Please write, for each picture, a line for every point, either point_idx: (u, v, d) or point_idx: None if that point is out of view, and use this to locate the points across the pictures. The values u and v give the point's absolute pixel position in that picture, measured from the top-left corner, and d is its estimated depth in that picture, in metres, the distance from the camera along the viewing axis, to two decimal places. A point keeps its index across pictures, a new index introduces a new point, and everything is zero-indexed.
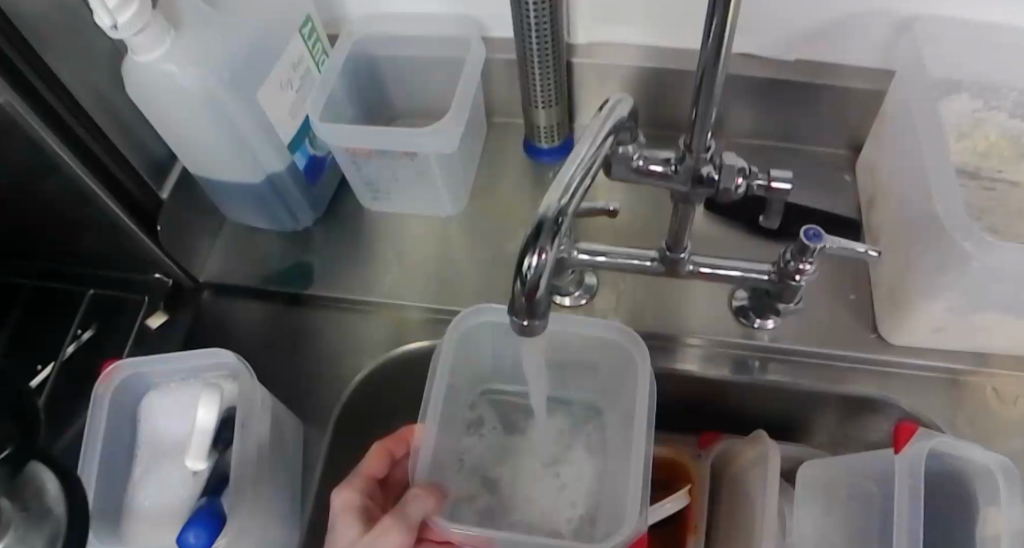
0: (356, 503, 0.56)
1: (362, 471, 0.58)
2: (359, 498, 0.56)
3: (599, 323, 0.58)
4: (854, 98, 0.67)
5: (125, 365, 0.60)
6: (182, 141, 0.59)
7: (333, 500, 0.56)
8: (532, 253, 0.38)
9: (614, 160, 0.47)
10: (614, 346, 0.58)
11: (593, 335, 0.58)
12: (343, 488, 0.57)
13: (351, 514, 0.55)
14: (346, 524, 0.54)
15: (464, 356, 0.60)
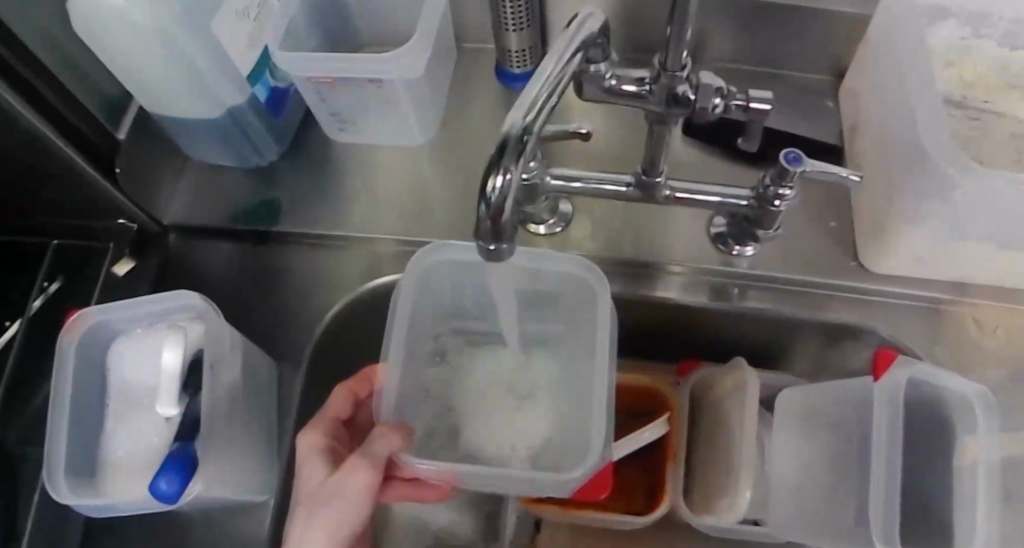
0: (322, 444, 0.54)
1: (327, 413, 0.57)
2: (324, 439, 0.55)
3: (570, 258, 0.56)
4: (838, 22, 0.65)
5: (90, 313, 0.58)
6: (126, 71, 0.55)
7: (298, 443, 0.54)
8: (497, 173, 0.35)
9: (585, 79, 0.44)
10: (578, 283, 0.57)
11: (561, 274, 0.57)
12: (307, 431, 0.55)
13: (317, 455, 0.53)
14: (313, 464, 0.52)
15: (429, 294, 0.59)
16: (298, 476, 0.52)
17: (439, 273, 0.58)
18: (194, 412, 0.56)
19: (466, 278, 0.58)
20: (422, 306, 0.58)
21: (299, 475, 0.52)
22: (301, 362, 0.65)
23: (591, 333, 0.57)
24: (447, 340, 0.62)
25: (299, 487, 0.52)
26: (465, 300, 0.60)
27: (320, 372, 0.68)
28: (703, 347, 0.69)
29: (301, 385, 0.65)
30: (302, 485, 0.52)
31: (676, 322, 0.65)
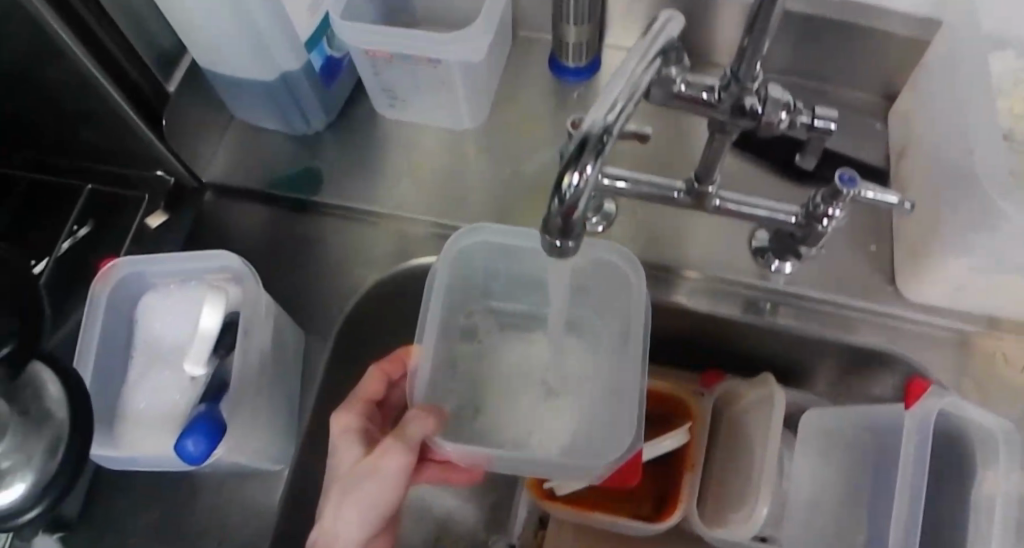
0: (355, 426, 0.54)
1: (360, 395, 0.57)
2: (358, 421, 0.55)
3: (613, 246, 0.57)
4: (897, 45, 0.64)
5: (124, 264, 0.59)
6: (191, 27, 0.55)
7: (332, 423, 0.55)
8: (573, 171, 0.37)
9: (656, 83, 0.45)
10: (614, 271, 0.58)
11: (601, 261, 0.58)
12: (341, 412, 0.55)
13: (351, 437, 0.53)
14: (347, 446, 0.53)
15: (462, 275, 0.60)
16: (332, 457, 0.53)
17: (475, 253, 0.59)
18: (222, 373, 0.56)
19: (503, 258, 0.60)
20: (457, 283, 0.59)
21: (333, 456, 0.53)
22: (329, 334, 0.65)
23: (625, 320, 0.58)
24: (478, 321, 0.62)
25: (332, 468, 0.52)
26: (499, 280, 0.61)
27: (346, 347, 0.68)
28: (728, 359, 0.69)
29: (326, 357, 0.65)
30: (336, 467, 0.52)
31: (704, 330, 0.65)
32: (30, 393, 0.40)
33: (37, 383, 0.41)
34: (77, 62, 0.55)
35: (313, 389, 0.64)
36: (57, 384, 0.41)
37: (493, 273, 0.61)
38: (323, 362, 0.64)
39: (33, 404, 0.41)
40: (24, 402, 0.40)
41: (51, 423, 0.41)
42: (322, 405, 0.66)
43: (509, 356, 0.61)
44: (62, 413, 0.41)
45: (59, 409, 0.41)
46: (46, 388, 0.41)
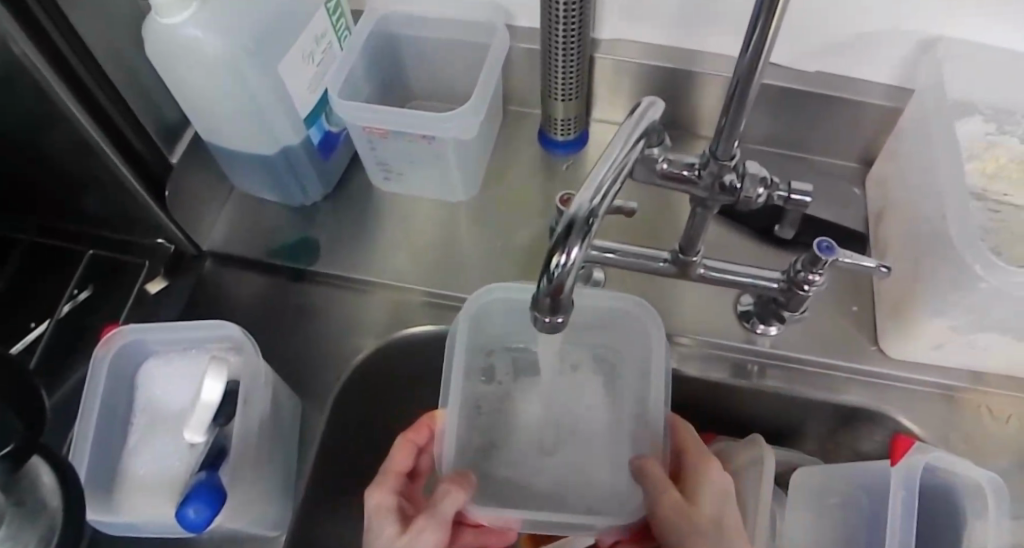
0: (390, 502, 0.54)
1: (390, 468, 0.57)
2: (392, 496, 0.55)
3: (609, 294, 0.60)
4: (870, 114, 0.68)
5: (128, 330, 0.60)
6: (196, 104, 0.58)
7: (366, 500, 0.54)
8: (561, 251, 0.38)
9: (639, 162, 0.47)
10: (628, 314, 0.61)
11: (608, 307, 0.61)
12: (375, 489, 0.55)
13: (385, 513, 0.53)
14: (381, 523, 0.53)
15: (480, 330, 0.61)
16: (368, 535, 0.53)
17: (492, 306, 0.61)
18: (221, 441, 0.57)
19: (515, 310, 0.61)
20: (474, 334, 0.61)
21: (368, 535, 0.53)
22: (326, 400, 0.65)
23: (644, 364, 0.61)
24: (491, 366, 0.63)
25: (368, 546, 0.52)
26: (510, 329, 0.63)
27: (345, 412, 0.68)
28: (722, 420, 0.70)
29: (325, 423, 0.65)
30: (371, 545, 0.52)
31: (696, 392, 0.67)
32: (26, 484, 0.40)
33: (33, 476, 0.41)
34: (81, 132, 0.56)
35: (311, 455, 0.64)
36: (52, 475, 0.41)
37: (505, 324, 0.63)
38: (320, 428, 0.65)
39: (30, 497, 0.40)
40: (20, 494, 0.40)
41: (44, 515, 0.40)
42: (321, 473, 0.66)
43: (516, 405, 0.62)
44: (55, 502, 0.41)
45: (53, 500, 0.41)
46: (41, 481, 0.41)
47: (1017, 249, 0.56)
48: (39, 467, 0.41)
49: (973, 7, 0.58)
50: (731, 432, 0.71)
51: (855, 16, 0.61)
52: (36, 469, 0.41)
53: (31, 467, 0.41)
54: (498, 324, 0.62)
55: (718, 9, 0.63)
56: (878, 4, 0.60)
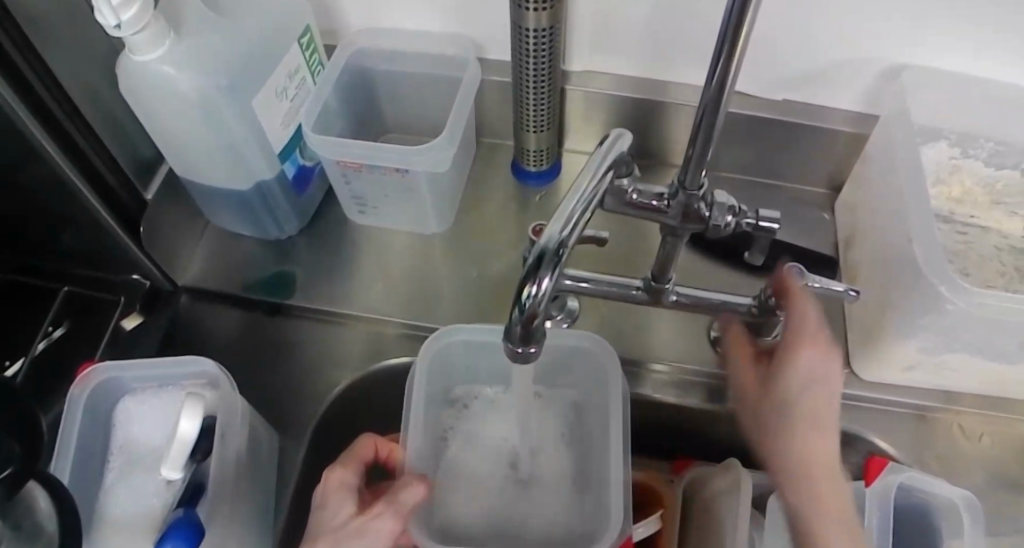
0: (350, 485, 0.52)
1: (354, 455, 0.54)
2: (353, 479, 0.53)
3: (572, 335, 0.61)
4: (837, 141, 0.69)
5: (103, 368, 0.58)
6: (170, 140, 0.58)
7: (325, 478, 0.52)
8: (531, 282, 0.39)
9: (609, 192, 0.47)
10: (586, 352, 0.61)
11: (568, 344, 0.61)
12: (337, 467, 0.53)
13: (343, 495, 0.51)
14: (336, 504, 0.51)
15: (440, 370, 0.62)
16: (319, 511, 0.51)
17: (451, 351, 0.61)
18: (197, 478, 0.55)
19: (479, 352, 0.62)
20: (435, 376, 0.61)
21: (320, 511, 0.51)
22: (304, 436, 0.65)
23: (605, 400, 0.61)
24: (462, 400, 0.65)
25: (316, 525, 0.50)
26: (479, 367, 0.64)
27: (322, 446, 0.68)
28: (698, 446, 0.71)
29: (302, 459, 0.65)
30: (321, 523, 0.50)
31: (673, 418, 0.67)
32: (22, 511, 0.38)
33: (28, 502, 0.39)
34: (55, 166, 0.56)
35: (289, 491, 0.63)
36: (47, 497, 0.40)
37: (470, 363, 0.63)
38: (299, 465, 0.64)
39: (26, 521, 0.38)
40: (16, 517, 0.38)
41: (43, 538, 0.38)
42: (298, 509, 0.65)
43: (478, 443, 0.63)
44: (52, 528, 0.38)
45: (50, 523, 0.39)
46: (38, 505, 0.39)
47: (984, 271, 0.58)
48: (36, 491, 0.39)
49: (932, 37, 0.60)
50: (709, 457, 0.72)
51: (820, 46, 0.63)
52: (34, 494, 0.39)
53: (26, 491, 0.39)
54: (459, 365, 0.63)
55: (687, 41, 0.64)
56: (842, 34, 0.61)
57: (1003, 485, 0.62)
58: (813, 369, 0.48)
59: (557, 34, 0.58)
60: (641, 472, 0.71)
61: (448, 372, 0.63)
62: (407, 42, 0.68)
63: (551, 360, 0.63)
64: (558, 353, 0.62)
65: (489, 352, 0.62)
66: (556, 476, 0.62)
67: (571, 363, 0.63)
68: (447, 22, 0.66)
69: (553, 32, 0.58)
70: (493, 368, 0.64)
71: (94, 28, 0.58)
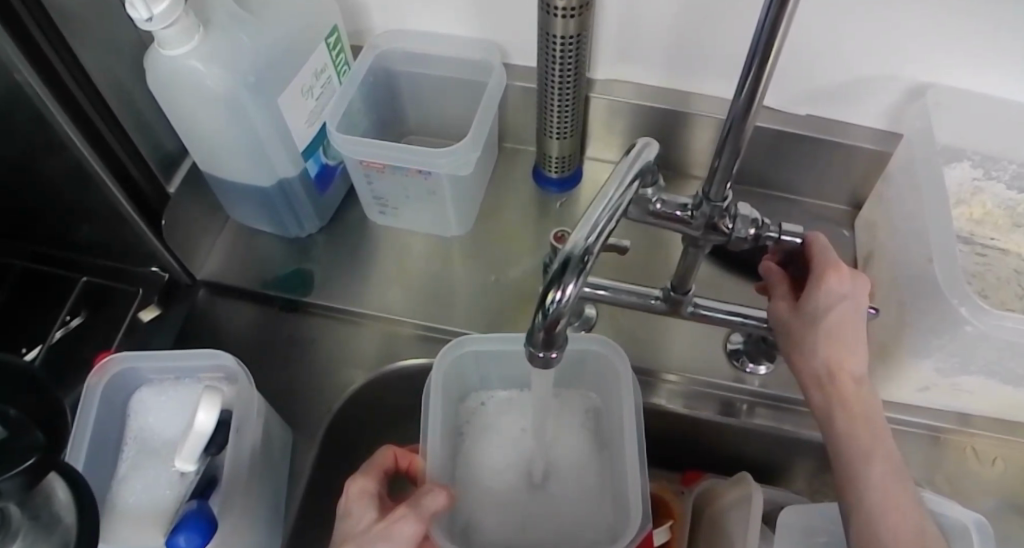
0: (371, 491, 0.53)
1: (375, 463, 0.56)
2: (374, 486, 0.54)
3: (591, 337, 0.60)
4: (858, 158, 0.69)
5: (121, 357, 0.59)
6: (194, 133, 0.58)
7: (346, 488, 0.53)
8: (556, 288, 0.39)
9: (634, 201, 0.47)
10: (597, 357, 0.61)
11: (582, 350, 0.61)
12: (359, 475, 0.54)
13: (366, 500, 0.53)
14: (360, 508, 0.52)
15: (456, 376, 0.62)
16: (344, 519, 0.52)
17: (466, 359, 0.62)
18: (211, 471, 0.55)
19: (494, 362, 0.63)
20: (450, 383, 0.61)
21: (344, 519, 0.52)
22: (316, 433, 0.65)
23: (619, 403, 0.61)
24: (479, 406, 0.65)
25: (343, 532, 0.51)
26: (495, 373, 0.64)
27: (333, 445, 0.68)
28: (708, 459, 0.71)
29: (314, 456, 0.65)
30: (348, 529, 0.51)
31: (686, 430, 0.67)
32: (39, 501, 0.35)
33: (48, 492, 0.36)
34: (80, 157, 0.57)
35: (300, 488, 0.64)
36: (67, 489, 0.36)
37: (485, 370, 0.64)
38: (310, 463, 0.64)
39: (45, 512, 0.35)
40: (34, 507, 0.35)
41: (59, 530, 0.35)
42: (309, 505, 0.65)
43: (494, 448, 0.63)
44: (71, 518, 0.35)
45: (70, 515, 0.35)
46: (57, 496, 0.36)
47: (1003, 293, 0.57)
48: (56, 481, 0.36)
49: (959, 57, 0.60)
50: (719, 471, 0.72)
51: (847, 61, 0.63)
52: (53, 483, 0.36)
53: (45, 481, 0.36)
54: (474, 372, 0.63)
55: (712, 53, 0.64)
56: (868, 50, 0.61)
57: (1013, 508, 0.63)
58: (842, 355, 0.49)
59: (583, 43, 0.58)
60: (652, 484, 0.70)
61: (462, 377, 0.63)
62: (432, 45, 0.68)
63: (567, 367, 0.63)
64: (571, 357, 0.62)
65: (504, 361, 0.63)
66: (572, 478, 0.62)
67: (584, 368, 0.63)
68: (472, 26, 0.67)
69: (580, 41, 0.58)
70: (508, 373, 0.64)
71: (123, 22, 0.59)
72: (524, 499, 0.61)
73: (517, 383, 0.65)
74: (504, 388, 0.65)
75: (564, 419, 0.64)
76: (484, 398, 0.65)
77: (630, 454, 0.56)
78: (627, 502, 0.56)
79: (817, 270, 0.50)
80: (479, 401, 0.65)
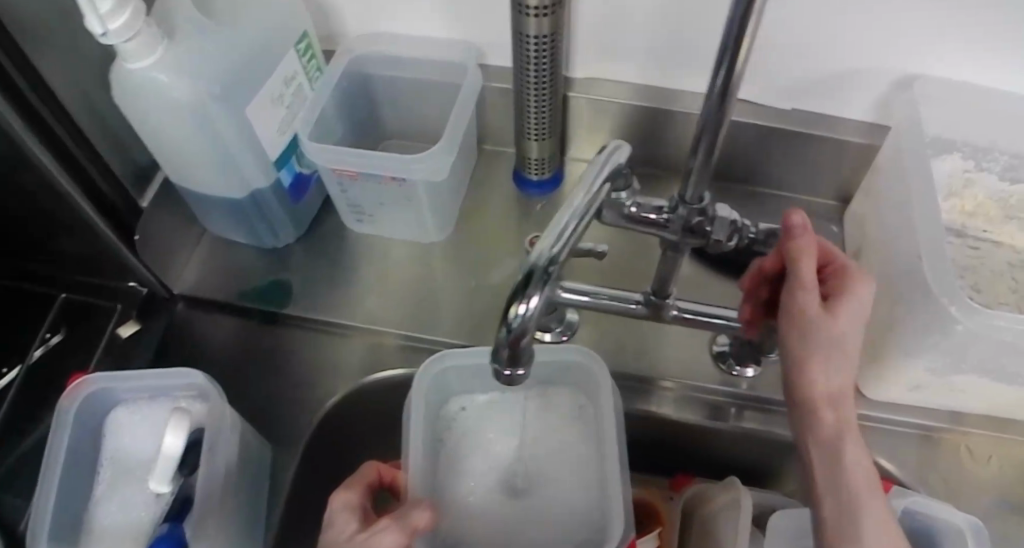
0: (355, 503, 0.52)
1: (362, 477, 0.54)
2: (359, 499, 0.52)
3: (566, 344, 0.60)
4: (846, 151, 0.67)
5: (94, 379, 0.57)
6: (161, 145, 0.57)
7: (331, 500, 0.52)
8: (520, 302, 0.37)
9: (607, 206, 0.46)
10: (578, 362, 0.61)
11: (562, 355, 0.61)
12: (341, 490, 0.53)
13: (350, 513, 0.51)
14: (343, 519, 0.50)
15: (436, 383, 0.61)
16: (327, 531, 0.50)
17: (447, 372, 0.61)
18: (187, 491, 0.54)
19: (475, 369, 0.62)
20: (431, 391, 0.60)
21: (327, 531, 0.50)
22: (297, 446, 0.64)
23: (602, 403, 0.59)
24: (459, 411, 0.63)
25: (325, 543, 0.50)
26: (475, 378, 0.63)
27: (317, 458, 0.67)
28: (697, 463, 0.69)
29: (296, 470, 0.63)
30: (330, 541, 0.49)
31: (675, 435, 0.65)
32: None
33: None
34: (49, 177, 0.55)
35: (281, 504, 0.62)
36: None
37: (467, 376, 0.63)
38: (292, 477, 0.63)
39: None
40: None
41: None
42: (291, 521, 0.64)
43: (477, 453, 0.62)
44: None
45: None
46: None
47: (996, 289, 0.56)
48: None
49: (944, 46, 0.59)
50: (710, 474, 0.71)
51: (831, 53, 0.61)
52: None
53: None
54: (454, 378, 0.62)
55: (691, 48, 0.63)
56: (853, 42, 0.59)
57: (1010, 506, 0.61)
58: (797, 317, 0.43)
59: (557, 42, 0.57)
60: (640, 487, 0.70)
61: (443, 385, 0.62)
62: (406, 48, 0.67)
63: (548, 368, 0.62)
64: (553, 359, 0.61)
65: (485, 368, 0.62)
66: (558, 480, 0.60)
67: (565, 369, 0.62)
68: (446, 28, 0.65)
69: (553, 41, 0.56)
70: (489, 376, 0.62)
71: (86, 34, 0.57)
72: (508, 506, 0.59)
73: (497, 387, 0.63)
74: (485, 391, 0.64)
75: (548, 421, 0.63)
76: (464, 402, 0.64)
77: (611, 462, 0.56)
78: (612, 507, 0.55)
79: (837, 282, 0.44)
80: (459, 406, 0.64)
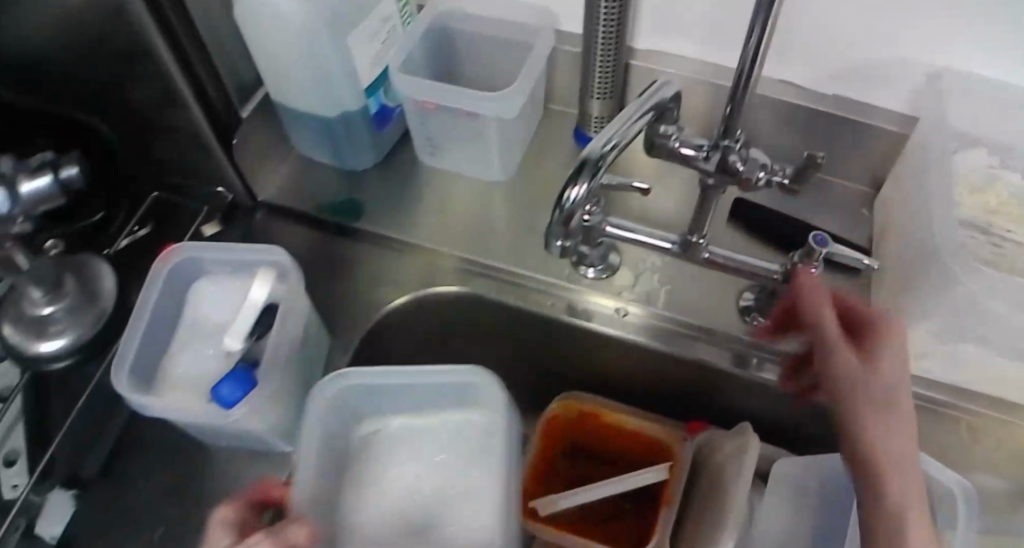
0: (235, 520, 0.53)
1: (242, 497, 0.55)
2: (239, 515, 0.54)
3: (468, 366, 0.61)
4: (882, 140, 0.72)
5: (184, 249, 0.66)
6: (272, 59, 0.65)
7: (212, 514, 0.54)
8: (573, 186, 0.47)
9: (654, 137, 0.56)
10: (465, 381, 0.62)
11: (464, 379, 0.62)
12: (223, 504, 0.54)
13: (224, 528, 0.53)
14: (216, 534, 0.52)
15: (330, 419, 0.63)
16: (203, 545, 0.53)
17: (354, 391, 0.63)
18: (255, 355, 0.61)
19: (399, 388, 0.63)
20: (331, 417, 0.62)
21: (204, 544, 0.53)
22: (351, 344, 0.70)
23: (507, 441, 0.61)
24: (374, 432, 0.65)
25: None
26: (395, 400, 0.64)
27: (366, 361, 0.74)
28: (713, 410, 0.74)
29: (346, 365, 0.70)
30: None
31: (697, 380, 0.71)
32: None
33: None
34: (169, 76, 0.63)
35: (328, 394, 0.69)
36: None
37: (375, 400, 0.64)
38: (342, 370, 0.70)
39: None
40: None
41: None
42: None
43: (386, 471, 0.63)
44: None
45: None
46: None
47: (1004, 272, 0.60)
48: None
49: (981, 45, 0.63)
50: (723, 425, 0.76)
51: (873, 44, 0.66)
52: None
53: None
54: (367, 402, 0.64)
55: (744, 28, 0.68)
56: (894, 35, 0.65)
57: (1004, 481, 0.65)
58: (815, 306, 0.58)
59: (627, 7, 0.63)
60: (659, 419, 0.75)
61: (347, 403, 0.64)
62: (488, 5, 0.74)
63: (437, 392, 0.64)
64: (457, 379, 0.62)
65: (393, 390, 0.63)
66: (455, 509, 0.61)
67: (465, 391, 0.63)
68: None
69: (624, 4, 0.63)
70: (408, 392, 0.64)
71: None
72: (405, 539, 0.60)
73: (415, 410, 0.65)
74: (399, 419, 0.65)
75: (458, 448, 0.63)
76: (377, 423, 0.66)
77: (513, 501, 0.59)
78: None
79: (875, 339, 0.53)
80: (373, 427, 0.66)
